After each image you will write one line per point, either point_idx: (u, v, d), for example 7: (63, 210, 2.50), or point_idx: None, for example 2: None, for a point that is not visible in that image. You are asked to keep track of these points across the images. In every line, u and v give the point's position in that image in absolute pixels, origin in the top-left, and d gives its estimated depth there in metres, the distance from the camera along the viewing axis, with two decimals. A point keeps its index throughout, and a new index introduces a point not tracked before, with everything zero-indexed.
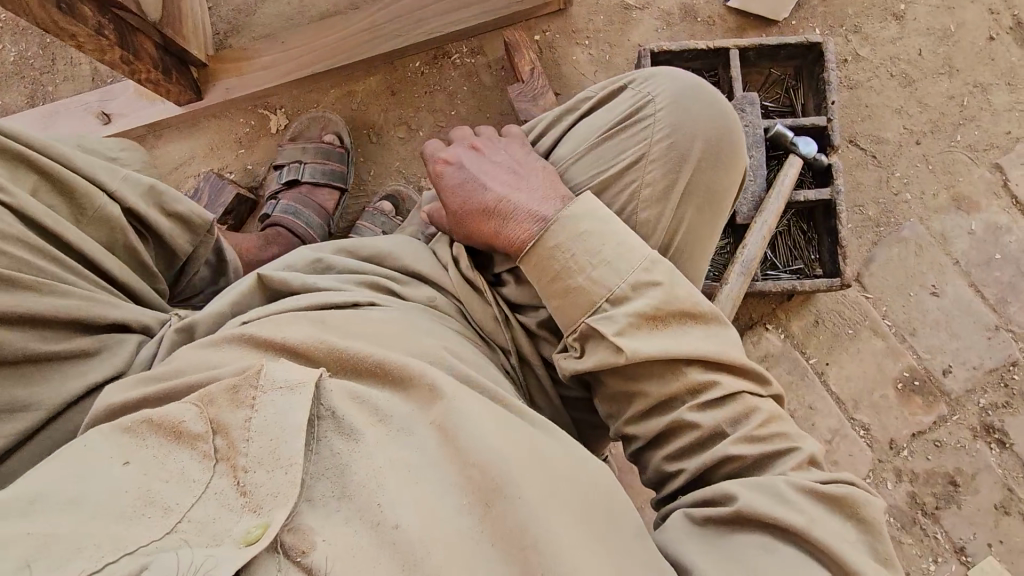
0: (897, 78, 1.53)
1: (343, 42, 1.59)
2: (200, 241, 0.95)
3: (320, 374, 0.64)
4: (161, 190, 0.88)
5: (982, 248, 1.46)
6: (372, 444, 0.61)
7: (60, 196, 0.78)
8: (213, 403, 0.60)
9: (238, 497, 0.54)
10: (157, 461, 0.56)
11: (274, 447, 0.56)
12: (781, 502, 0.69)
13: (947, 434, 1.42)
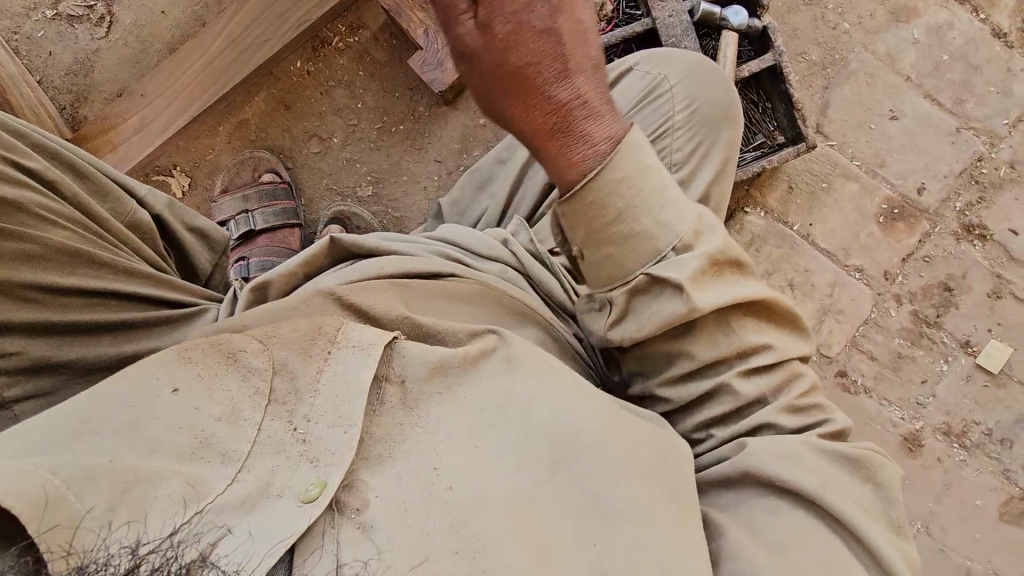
0: None
1: (208, 70, 1.39)
2: (219, 258, 0.98)
3: (394, 336, 0.64)
4: (178, 204, 0.91)
5: (929, 54, 1.42)
6: (439, 384, 0.64)
7: (93, 190, 0.81)
8: (282, 348, 0.61)
9: (297, 444, 0.57)
10: (206, 395, 0.56)
11: (339, 404, 0.58)
12: (791, 465, 0.68)
13: (933, 247, 1.47)
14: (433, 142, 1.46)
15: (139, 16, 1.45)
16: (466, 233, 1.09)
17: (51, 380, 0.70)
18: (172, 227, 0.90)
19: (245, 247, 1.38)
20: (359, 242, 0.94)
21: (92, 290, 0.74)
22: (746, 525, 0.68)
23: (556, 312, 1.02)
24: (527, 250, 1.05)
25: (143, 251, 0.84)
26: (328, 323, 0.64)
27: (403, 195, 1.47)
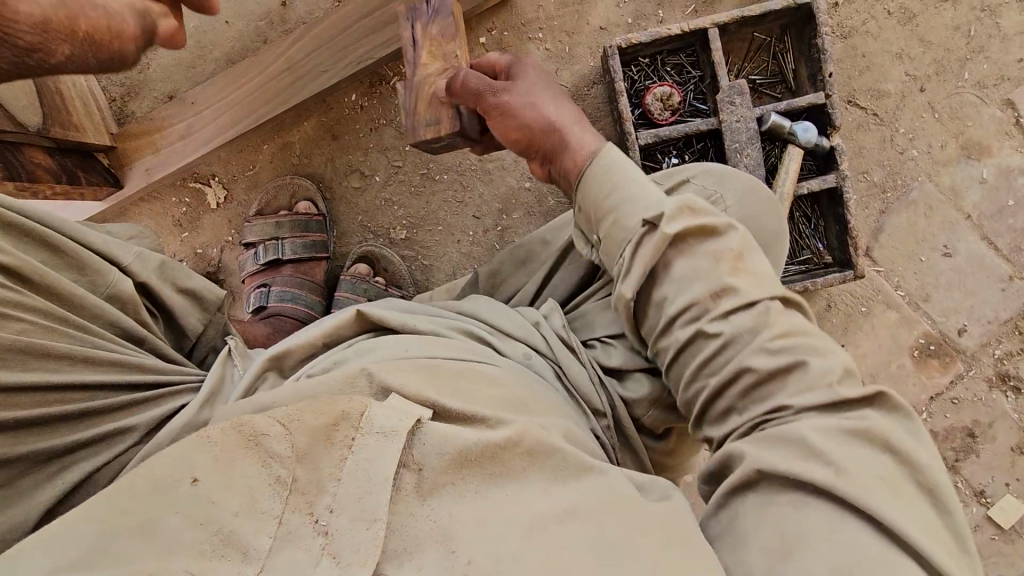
0: (895, 16, 1.34)
1: (262, 90, 1.37)
2: (210, 317, 0.98)
3: (418, 419, 0.61)
4: (171, 265, 0.94)
5: (994, 196, 1.37)
6: (455, 475, 0.60)
7: (70, 266, 0.82)
8: (306, 434, 0.58)
9: (318, 537, 0.52)
10: (226, 485, 0.54)
11: (362, 496, 0.54)
12: (823, 452, 0.58)
13: (964, 390, 1.43)
14: (475, 197, 1.43)
15: (200, 21, 1.43)
16: (499, 308, 1.01)
17: (9, 474, 0.69)
18: (159, 294, 0.91)
19: (269, 274, 1.37)
20: (385, 318, 0.91)
21: (53, 382, 0.73)
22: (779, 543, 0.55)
23: (580, 404, 0.93)
24: (557, 335, 0.97)
25: (124, 325, 0.84)
26: (349, 407, 0.60)
27: (436, 244, 1.44)
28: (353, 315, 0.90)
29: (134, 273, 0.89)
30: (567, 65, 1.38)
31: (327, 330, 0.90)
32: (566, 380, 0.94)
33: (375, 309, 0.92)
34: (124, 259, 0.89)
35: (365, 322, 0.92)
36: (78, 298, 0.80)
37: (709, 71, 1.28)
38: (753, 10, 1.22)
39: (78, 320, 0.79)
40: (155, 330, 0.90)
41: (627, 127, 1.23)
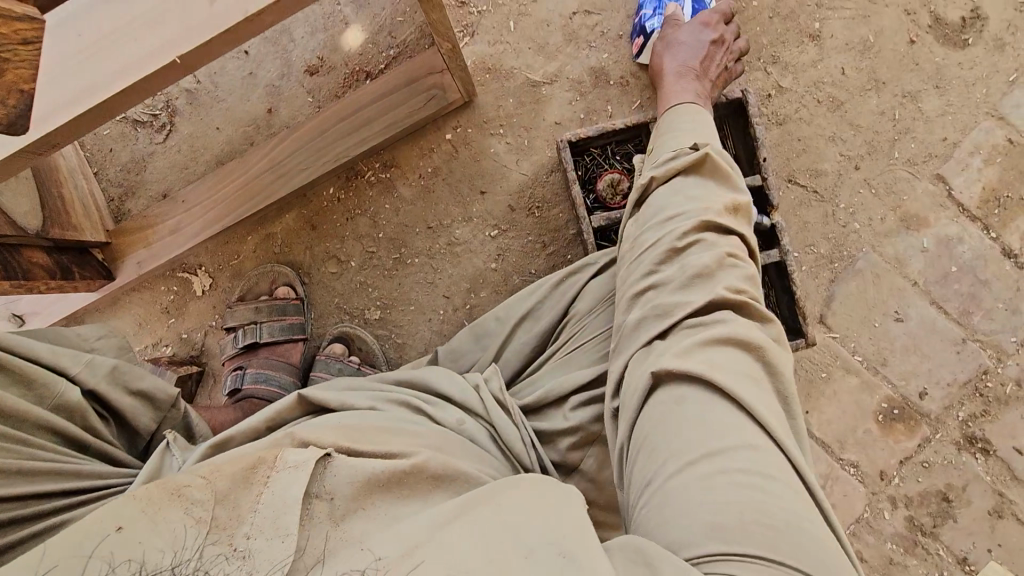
0: (825, 104, 1.46)
1: (245, 189, 1.49)
2: (165, 414, 1.02)
3: (325, 455, 0.74)
4: (122, 369, 0.97)
5: (938, 264, 1.44)
6: (363, 500, 0.71)
7: (16, 382, 0.85)
8: (225, 479, 0.69)
9: (236, 560, 0.59)
10: (153, 530, 0.62)
11: (276, 515, 0.64)
12: (705, 377, 0.70)
13: (933, 454, 1.44)
14: (444, 277, 1.51)
15: (194, 128, 1.57)
16: (433, 378, 1.14)
17: None
18: (110, 398, 0.95)
19: (246, 358, 1.43)
20: (320, 398, 1.04)
21: None
22: (670, 451, 0.67)
23: (513, 463, 1.02)
24: (494, 397, 1.10)
25: (67, 434, 0.88)
26: (267, 455, 0.73)
27: (408, 322, 1.52)
28: (296, 398, 1.04)
29: (83, 380, 0.92)
30: (526, 155, 1.50)
31: (265, 416, 1.02)
32: (489, 440, 1.04)
33: (312, 393, 1.06)
34: (73, 366, 0.92)
35: (304, 405, 1.05)
36: (22, 412, 0.84)
37: None
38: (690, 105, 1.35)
39: (19, 432, 0.83)
40: (104, 434, 0.94)
41: (580, 212, 1.33)
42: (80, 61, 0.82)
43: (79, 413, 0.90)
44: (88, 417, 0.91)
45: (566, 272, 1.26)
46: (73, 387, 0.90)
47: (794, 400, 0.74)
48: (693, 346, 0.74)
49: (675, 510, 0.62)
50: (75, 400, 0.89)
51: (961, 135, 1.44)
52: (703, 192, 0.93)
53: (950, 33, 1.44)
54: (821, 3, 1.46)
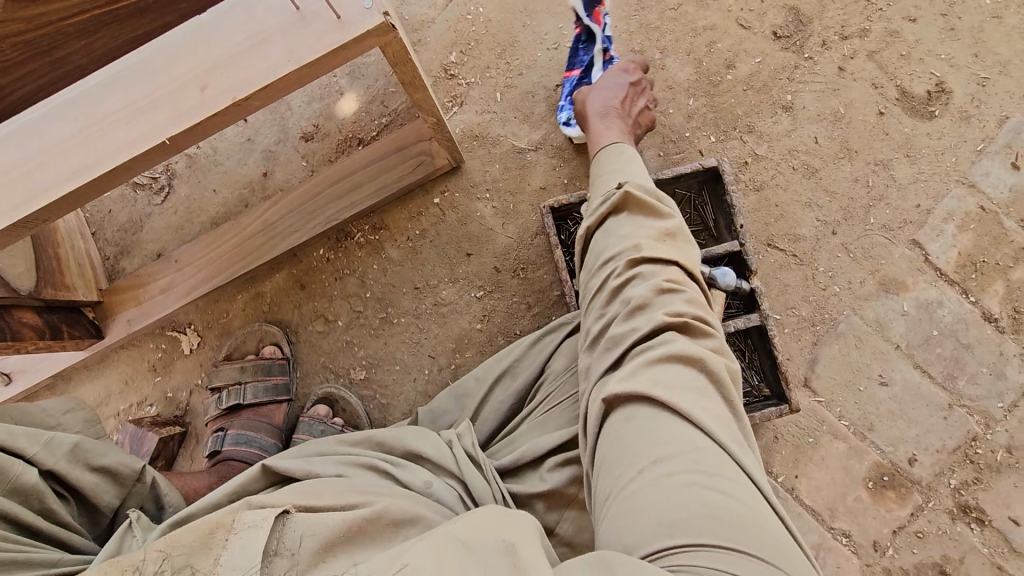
0: (800, 171, 1.51)
1: (237, 249, 1.53)
2: (128, 489, 1.03)
3: (284, 512, 0.75)
4: (84, 447, 0.99)
5: (919, 327, 1.44)
6: (325, 553, 0.71)
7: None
8: (181, 547, 0.70)
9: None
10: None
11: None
12: (647, 393, 0.70)
13: (926, 523, 1.40)
14: (430, 335, 1.53)
15: (192, 190, 1.62)
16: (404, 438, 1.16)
17: None
18: (70, 477, 0.96)
19: (228, 419, 1.43)
20: (286, 467, 1.06)
21: None
22: (624, 467, 0.67)
23: None
24: (466, 452, 1.12)
25: (20, 517, 0.89)
26: (225, 518, 0.73)
27: (393, 382, 1.52)
28: (261, 469, 1.06)
29: (42, 460, 0.94)
30: (511, 218, 1.54)
31: (230, 489, 1.04)
32: (461, 499, 1.05)
33: (280, 462, 1.08)
34: (33, 446, 0.94)
35: (271, 473, 1.07)
36: None
37: None
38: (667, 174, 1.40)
39: None
40: (61, 515, 0.95)
41: (562, 276, 1.36)
42: (77, 141, 0.86)
43: (34, 494, 0.91)
44: (44, 499, 0.92)
45: (543, 331, 1.29)
46: (29, 469, 0.91)
47: (740, 405, 0.75)
48: (644, 365, 0.74)
49: (634, 527, 0.61)
50: (31, 482, 0.91)
51: (934, 201, 1.47)
52: (634, 229, 0.93)
53: (917, 105, 1.50)
54: (793, 77, 1.53)
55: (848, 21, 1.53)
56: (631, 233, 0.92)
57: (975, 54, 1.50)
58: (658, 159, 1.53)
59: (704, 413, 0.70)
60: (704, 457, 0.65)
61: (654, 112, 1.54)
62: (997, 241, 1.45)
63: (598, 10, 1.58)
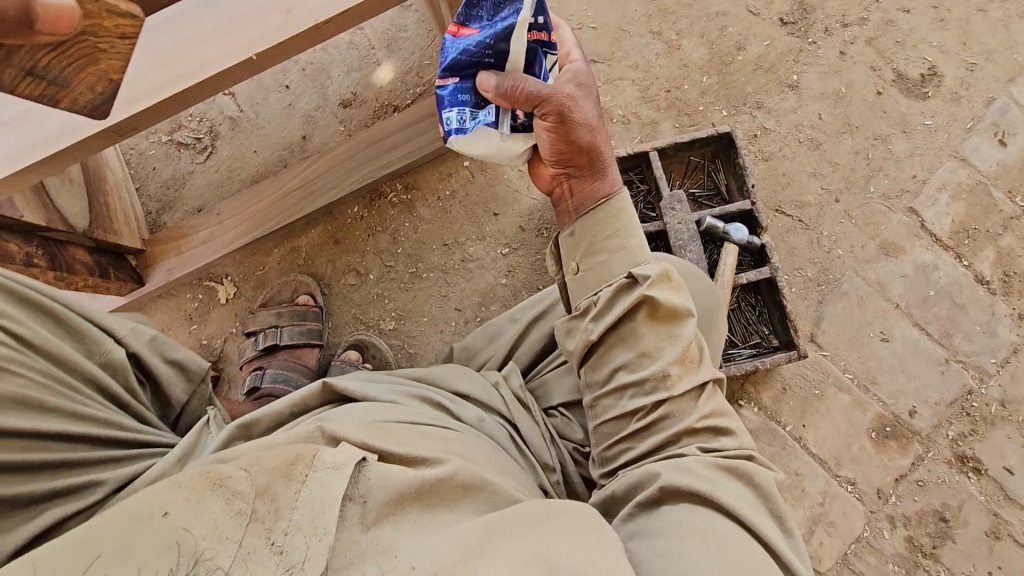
0: (805, 144, 1.63)
1: (274, 206, 1.61)
2: (195, 387, 1.12)
3: (362, 459, 0.79)
4: (161, 340, 1.07)
5: (917, 288, 1.55)
6: (393, 507, 0.78)
7: (71, 338, 0.93)
8: (264, 474, 0.76)
9: (274, 556, 0.69)
10: (193, 515, 0.71)
11: (314, 517, 0.72)
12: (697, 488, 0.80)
13: (927, 472, 1.48)
14: (457, 288, 1.61)
15: (234, 150, 1.72)
16: (455, 376, 1.20)
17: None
18: (150, 364, 1.03)
19: (265, 359, 1.50)
20: (347, 386, 1.06)
21: (44, 432, 0.83)
22: (667, 538, 0.77)
23: (530, 457, 1.10)
24: (514, 395, 1.18)
25: (110, 391, 0.95)
26: (304, 450, 0.78)
27: (422, 334, 1.59)
28: (321, 387, 1.06)
29: (130, 341, 1.01)
30: None
31: (290, 402, 1.04)
32: (508, 435, 1.11)
33: (341, 379, 1.08)
34: (120, 327, 1.01)
35: (328, 391, 1.07)
36: (76, 361, 0.91)
37: (653, 185, 1.55)
38: (685, 138, 1.51)
39: (71, 381, 0.89)
40: (139, 398, 1.02)
41: None
42: (162, 55, 0.96)
43: (121, 371, 0.97)
44: (130, 378, 0.99)
45: None
46: (117, 347, 0.98)
47: (785, 516, 0.84)
48: (688, 463, 0.84)
49: None
50: (121, 359, 0.97)
51: (928, 173, 1.60)
52: (654, 340, 0.90)
53: (912, 87, 1.63)
54: (798, 59, 1.67)
55: (848, 10, 1.68)
56: (635, 335, 0.90)
57: (963, 43, 1.65)
58: (674, 130, 1.65)
59: (747, 511, 0.80)
60: (744, 543, 0.76)
61: (670, 87, 1.67)
62: (986, 211, 1.57)
63: None
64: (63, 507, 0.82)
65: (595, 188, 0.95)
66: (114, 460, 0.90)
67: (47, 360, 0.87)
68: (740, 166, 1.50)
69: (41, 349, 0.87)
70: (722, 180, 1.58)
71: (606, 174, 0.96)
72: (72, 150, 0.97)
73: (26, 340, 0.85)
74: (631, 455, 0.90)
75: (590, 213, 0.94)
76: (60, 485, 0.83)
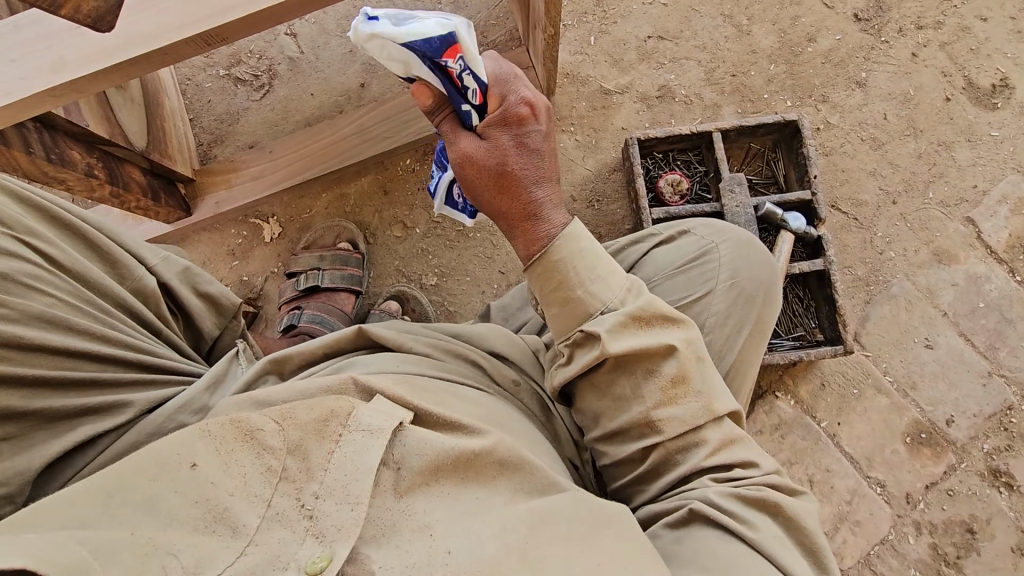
0: (868, 142, 1.60)
1: (325, 150, 1.59)
2: (227, 322, 1.09)
3: (400, 422, 0.77)
4: (194, 272, 1.04)
5: (967, 298, 1.53)
6: (429, 477, 0.76)
7: (102, 260, 0.92)
8: (297, 430, 0.71)
9: (304, 519, 0.65)
10: (223, 469, 0.66)
11: (347, 483, 0.68)
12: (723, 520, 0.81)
13: (958, 482, 1.46)
14: (501, 252, 1.60)
15: (290, 91, 1.70)
16: (495, 336, 1.15)
17: (19, 427, 0.76)
18: (180, 294, 1.01)
19: (305, 299, 1.50)
20: (381, 334, 1.04)
21: (71, 349, 0.82)
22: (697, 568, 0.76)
23: (560, 429, 1.07)
24: None
25: (140, 316, 0.94)
26: (339, 408, 0.74)
27: (462, 292, 1.59)
28: (355, 332, 1.03)
29: (161, 270, 0.98)
30: (593, 151, 1.63)
31: (323, 343, 1.02)
32: (540, 403, 1.08)
33: (377, 327, 1.05)
34: (152, 255, 0.99)
35: (363, 337, 1.05)
36: (105, 286, 0.90)
37: (713, 167, 1.54)
38: (751, 122, 1.49)
39: (101, 304, 0.88)
40: (169, 327, 1.00)
41: (642, 202, 1.44)
42: None
43: (151, 298, 0.96)
44: (160, 307, 0.97)
45: (627, 240, 1.26)
46: (147, 274, 0.96)
47: (823, 550, 0.82)
48: (714, 495, 0.83)
49: None
50: (150, 287, 0.95)
51: (990, 184, 1.58)
52: (641, 379, 0.85)
53: (982, 96, 1.61)
54: (869, 57, 1.64)
55: (925, 12, 1.65)
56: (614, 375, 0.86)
57: None
58: (736, 115, 1.64)
59: (777, 548, 0.79)
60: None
61: (737, 72, 1.65)
62: None
63: None
64: (88, 427, 0.82)
65: (530, 238, 0.87)
66: (138, 389, 0.89)
67: (76, 281, 0.87)
68: (802, 154, 1.48)
69: (69, 272, 0.86)
70: (780, 169, 1.57)
71: (541, 220, 0.87)
72: (160, 54, 0.97)
73: (53, 260, 0.85)
74: (657, 485, 0.90)
75: (526, 266, 0.86)
76: (83, 408, 0.82)
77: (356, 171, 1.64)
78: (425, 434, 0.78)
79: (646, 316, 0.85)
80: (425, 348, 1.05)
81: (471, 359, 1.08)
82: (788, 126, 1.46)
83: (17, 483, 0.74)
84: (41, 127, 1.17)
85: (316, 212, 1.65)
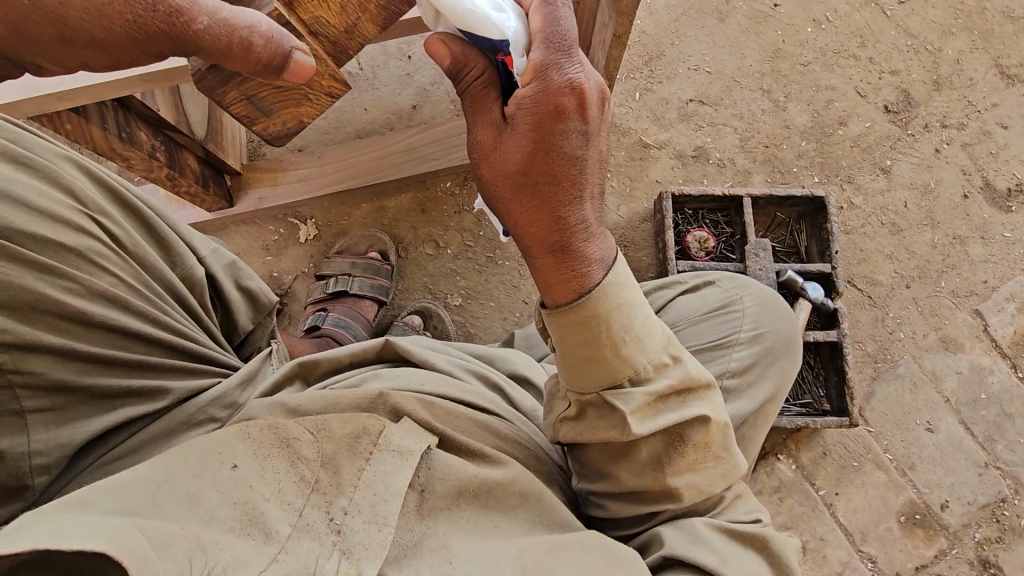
0: (887, 226, 1.68)
1: (371, 163, 1.64)
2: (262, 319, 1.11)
3: (428, 445, 0.80)
4: (240, 266, 1.05)
5: (969, 387, 1.58)
6: (452, 501, 0.78)
7: (159, 245, 0.94)
8: (332, 443, 0.74)
9: (332, 533, 0.67)
10: (260, 475, 0.69)
11: (377, 501, 0.70)
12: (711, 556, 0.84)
13: (947, 568, 1.48)
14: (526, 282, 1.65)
15: (345, 104, 1.78)
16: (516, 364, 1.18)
17: (66, 400, 0.79)
18: (224, 287, 1.03)
19: (332, 303, 1.54)
20: (408, 349, 1.07)
21: (124, 331, 0.84)
22: None
23: None
24: None
25: (187, 304, 0.96)
26: (370, 424, 0.78)
27: (484, 316, 1.63)
28: (383, 344, 1.07)
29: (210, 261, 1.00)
30: (626, 199, 1.70)
31: (353, 351, 1.05)
32: None
33: (405, 341, 1.08)
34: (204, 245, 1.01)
35: (390, 349, 1.08)
36: (160, 271, 0.92)
37: (739, 229, 1.60)
38: (780, 193, 1.56)
39: (155, 287, 0.91)
40: (212, 315, 1.01)
41: (670, 254, 1.50)
42: None
43: (199, 287, 0.98)
44: (206, 297, 0.99)
45: (652, 285, 1.31)
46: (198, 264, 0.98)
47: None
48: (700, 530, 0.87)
49: None
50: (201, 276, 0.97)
51: (999, 281, 1.65)
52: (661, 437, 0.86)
53: (997, 198, 1.70)
54: (895, 146, 1.74)
55: (950, 113, 1.76)
56: None
57: None
58: (765, 183, 1.72)
59: None
60: None
61: (770, 143, 1.74)
62: None
63: (740, 48, 1.80)
64: (128, 410, 0.84)
65: (561, 279, 0.76)
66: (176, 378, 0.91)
67: (136, 263, 0.89)
68: (825, 230, 1.55)
69: (131, 254, 0.89)
70: (802, 239, 1.64)
71: (575, 259, 0.76)
72: None
73: (119, 241, 0.87)
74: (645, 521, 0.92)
75: (553, 310, 0.77)
76: (127, 389, 0.85)
77: (397, 187, 1.70)
78: (450, 460, 0.81)
79: (681, 387, 0.82)
80: (449, 368, 1.08)
81: (492, 383, 1.11)
82: (816, 202, 1.54)
83: (58, 455, 0.77)
84: (119, 106, 1.22)
85: (353, 221, 1.70)
